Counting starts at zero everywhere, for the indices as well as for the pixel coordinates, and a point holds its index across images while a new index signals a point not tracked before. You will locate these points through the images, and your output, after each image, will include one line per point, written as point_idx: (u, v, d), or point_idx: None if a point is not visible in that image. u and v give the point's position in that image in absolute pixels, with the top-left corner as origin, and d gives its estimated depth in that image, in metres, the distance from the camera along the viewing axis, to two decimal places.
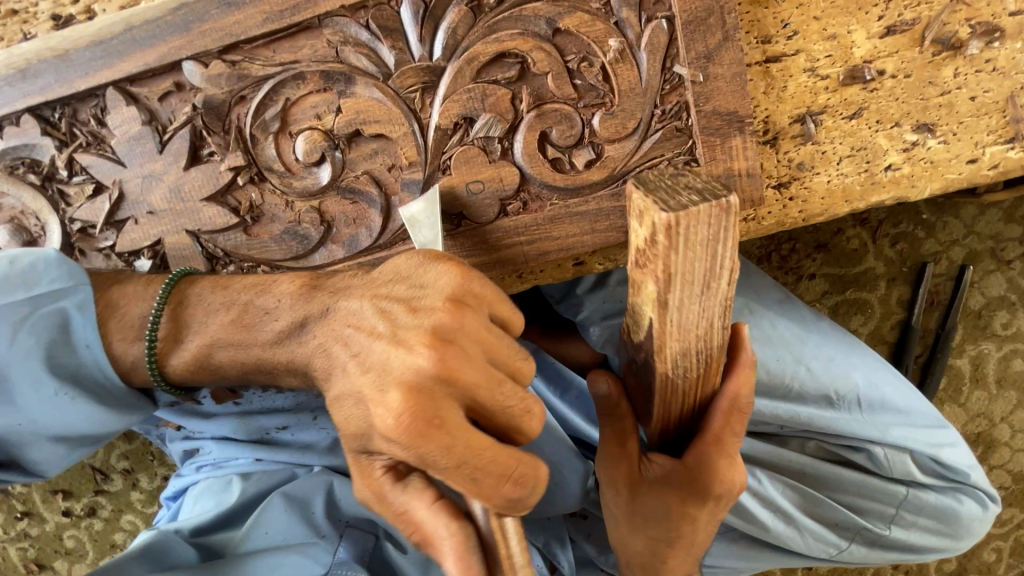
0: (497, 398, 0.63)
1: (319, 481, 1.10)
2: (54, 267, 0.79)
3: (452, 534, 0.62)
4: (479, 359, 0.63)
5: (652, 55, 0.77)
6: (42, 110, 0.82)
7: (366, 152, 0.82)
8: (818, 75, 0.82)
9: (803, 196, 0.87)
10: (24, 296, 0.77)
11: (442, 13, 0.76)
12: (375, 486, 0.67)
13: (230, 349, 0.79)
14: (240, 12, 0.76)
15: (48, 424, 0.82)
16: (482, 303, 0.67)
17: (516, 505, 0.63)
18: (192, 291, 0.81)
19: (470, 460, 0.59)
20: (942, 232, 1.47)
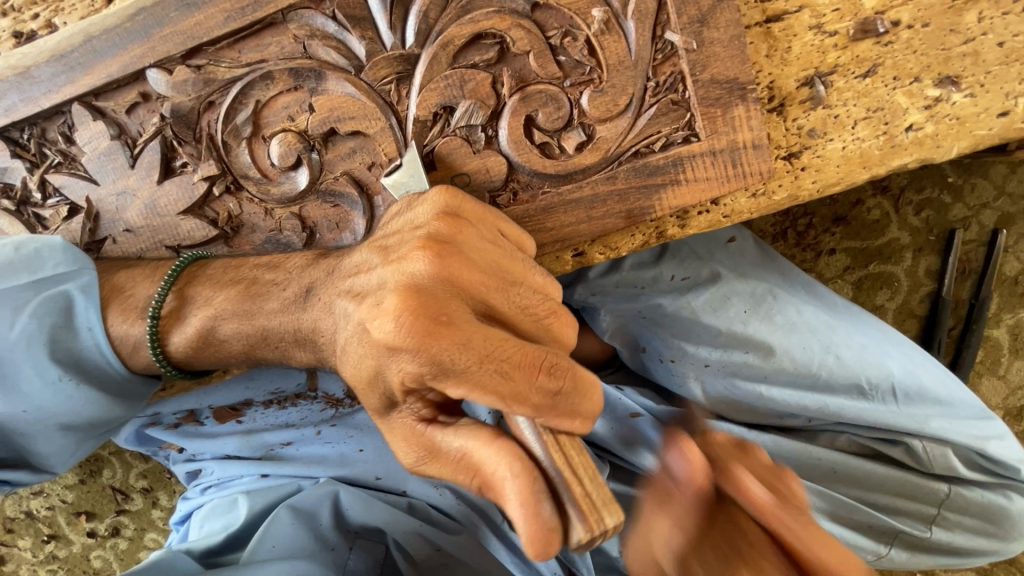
0: (504, 305, 0.61)
1: (325, 491, 1.05)
2: (59, 250, 0.76)
3: (517, 473, 0.57)
4: (481, 264, 0.62)
5: (640, 23, 0.71)
6: (10, 132, 0.79)
7: (343, 151, 0.77)
8: (824, 32, 0.75)
9: (816, 165, 0.80)
10: (27, 279, 0.74)
11: None
12: (439, 449, 0.63)
13: (235, 320, 0.76)
14: (200, 13, 0.72)
15: (52, 411, 0.77)
16: (478, 218, 0.67)
17: (559, 400, 0.58)
18: (200, 275, 0.78)
19: (489, 353, 0.57)
20: (970, 196, 1.38)
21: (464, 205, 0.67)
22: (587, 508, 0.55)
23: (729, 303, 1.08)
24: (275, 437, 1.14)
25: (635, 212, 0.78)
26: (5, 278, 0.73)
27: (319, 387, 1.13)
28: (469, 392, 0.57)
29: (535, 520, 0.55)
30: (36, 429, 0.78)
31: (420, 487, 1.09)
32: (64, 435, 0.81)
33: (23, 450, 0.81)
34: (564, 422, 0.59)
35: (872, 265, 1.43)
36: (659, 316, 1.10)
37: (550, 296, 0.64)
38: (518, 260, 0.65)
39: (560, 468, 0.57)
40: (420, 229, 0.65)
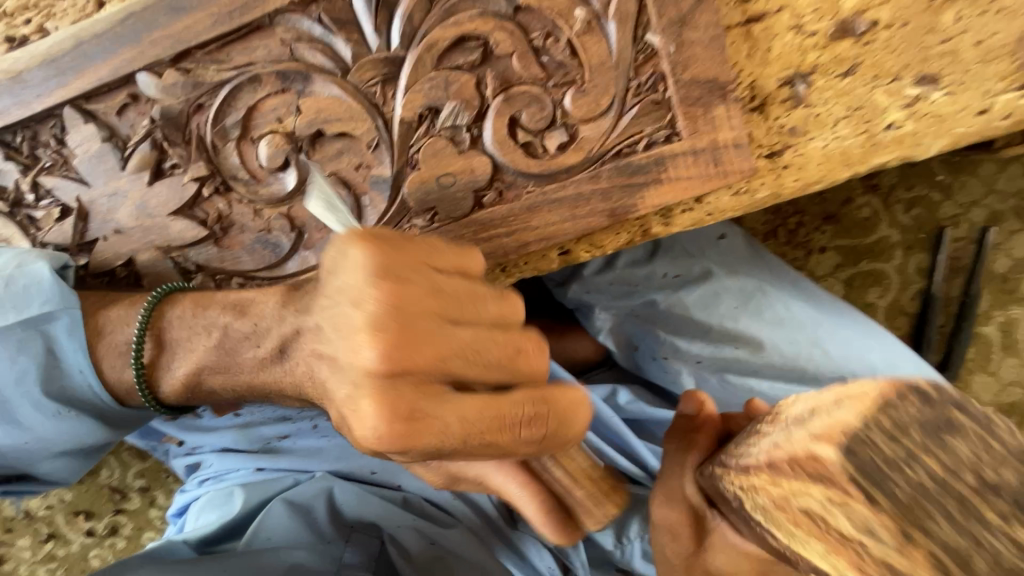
0: (463, 366, 0.57)
1: (321, 487, 1.07)
2: (44, 280, 0.75)
3: (524, 487, 0.72)
4: (426, 331, 0.55)
5: (621, 25, 0.72)
6: (3, 135, 0.80)
7: (331, 152, 0.79)
8: (804, 32, 0.76)
9: (798, 163, 0.82)
10: (15, 318, 0.75)
11: (395, 0, 0.73)
12: (455, 467, 0.75)
13: (219, 375, 0.78)
14: (189, 18, 0.73)
15: (53, 443, 0.81)
16: (411, 265, 0.57)
17: (546, 433, 0.60)
18: (172, 309, 0.78)
19: (471, 431, 0.56)
20: (959, 194, 1.39)
21: (392, 255, 0.56)
22: (573, 522, 0.74)
23: (720, 300, 1.10)
24: (272, 430, 1.15)
25: (618, 211, 0.79)
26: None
27: None
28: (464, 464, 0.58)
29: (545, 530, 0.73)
30: (37, 453, 0.82)
31: (414, 482, 1.11)
32: (64, 461, 0.85)
33: (24, 471, 0.85)
34: (553, 447, 0.63)
35: (862, 263, 1.44)
36: (651, 312, 1.12)
37: (512, 319, 0.63)
38: (462, 295, 0.59)
39: (556, 435, 0.61)
40: (354, 296, 0.55)
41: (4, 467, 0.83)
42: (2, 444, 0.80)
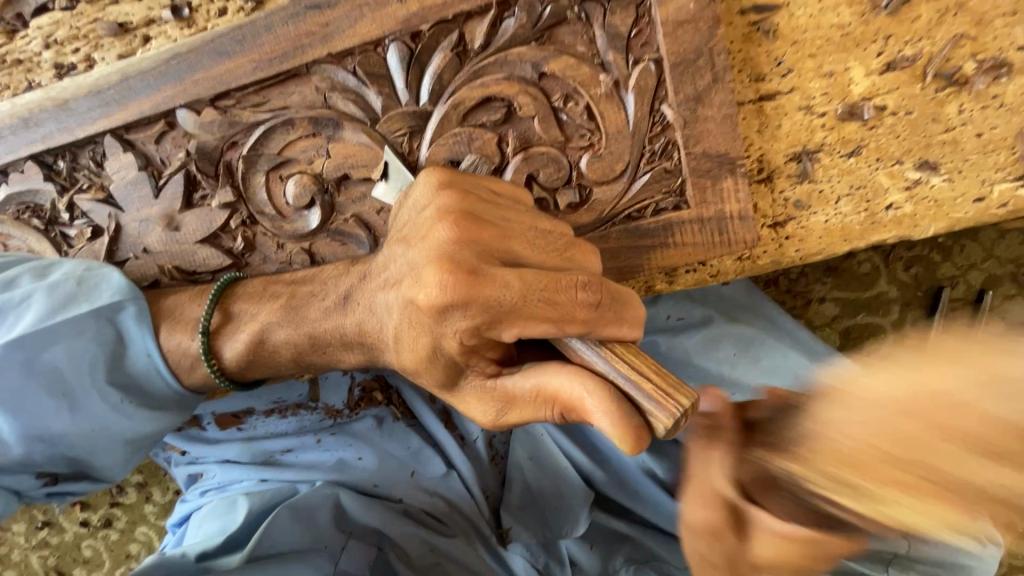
0: (523, 247, 0.64)
1: (326, 493, 1.07)
2: (115, 278, 0.81)
3: (592, 389, 0.59)
4: (494, 222, 0.65)
5: (640, 97, 0.76)
6: (43, 157, 0.84)
7: (355, 195, 0.82)
8: (813, 113, 0.80)
9: (800, 236, 0.84)
10: (87, 307, 0.77)
11: (428, 59, 0.77)
12: (514, 397, 0.65)
13: (286, 327, 0.79)
14: (231, 62, 0.78)
15: (117, 432, 0.81)
16: (475, 185, 0.70)
17: (601, 307, 0.61)
18: (239, 291, 0.83)
19: (530, 285, 0.60)
20: (958, 258, 1.43)
21: (462, 178, 0.70)
22: (662, 396, 0.56)
23: (720, 345, 1.13)
24: (276, 444, 1.17)
25: (625, 268, 0.83)
26: (68, 308, 0.77)
27: (321, 398, 1.18)
28: (523, 330, 0.61)
29: (624, 424, 0.57)
30: (100, 446, 0.81)
31: (415, 494, 1.12)
32: (123, 452, 0.83)
33: (86, 466, 0.83)
34: (615, 330, 0.61)
35: (860, 316, 1.47)
36: (653, 353, 1.15)
37: (568, 235, 0.67)
38: (525, 215, 0.68)
39: (623, 371, 0.59)
40: (425, 207, 0.67)
41: (65, 459, 0.81)
42: (60, 437, 0.78)
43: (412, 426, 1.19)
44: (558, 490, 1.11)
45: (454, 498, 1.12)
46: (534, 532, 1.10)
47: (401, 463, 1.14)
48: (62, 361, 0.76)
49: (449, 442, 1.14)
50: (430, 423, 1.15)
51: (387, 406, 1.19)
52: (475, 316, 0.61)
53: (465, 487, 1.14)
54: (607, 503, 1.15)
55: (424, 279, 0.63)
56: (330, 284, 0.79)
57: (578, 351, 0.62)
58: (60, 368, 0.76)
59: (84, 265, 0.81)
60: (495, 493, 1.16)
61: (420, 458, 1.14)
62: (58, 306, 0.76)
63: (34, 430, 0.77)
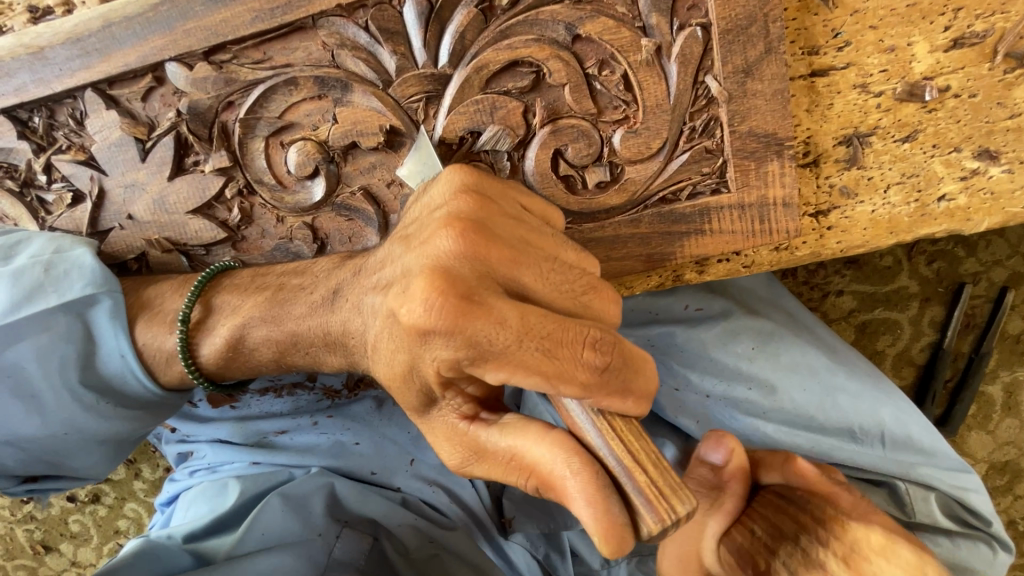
0: (532, 279, 0.55)
1: (319, 482, 1.01)
2: (85, 264, 0.72)
3: (577, 469, 0.51)
4: (506, 240, 0.56)
5: (683, 68, 0.69)
6: (16, 112, 0.76)
7: (363, 166, 0.75)
8: (869, 92, 0.73)
9: (843, 226, 0.78)
10: (55, 301, 0.70)
11: (449, 15, 0.69)
12: (486, 449, 0.59)
13: (266, 325, 0.73)
14: (227, 10, 0.69)
15: (90, 431, 0.76)
16: (498, 193, 0.61)
17: (610, 372, 0.52)
18: (227, 283, 0.77)
19: (530, 327, 0.51)
20: (983, 253, 1.29)
21: (484, 182, 0.61)
22: (654, 497, 0.50)
23: (737, 339, 1.07)
24: (270, 425, 1.10)
25: (655, 256, 0.77)
26: (35, 301, 0.70)
27: (318, 379, 1.08)
28: (511, 376, 0.52)
29: (606, 521, 0.50)
30: (74, 444, 0.77)
31: (414, 483, 1.06)
32: (101, 451, 0.79)
33: (62, 468, 0.80)
34: (616, 402, 0.52)
35: (876, 311, 1.35)
36: (669, 344, 1.10)
37: (587, 270, 0.58)
38: (546, 248, 0.59)
39: (619, 454, 0.51)
40: (438, 209, 0.59)
41: (42, 464, 0.79)
42: (34, 440, 0.75)
43: None
44: None
45: (454, 488, 1.07)
46: (537, 523, 1.04)
47: (401, 450, 1.08)
48: (34, 359, 0.71)
49: None
50: None
51: (387, 390, 1.11)
52: (458, 345, 0.53)
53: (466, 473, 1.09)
54: None
55: (411, 292, 0.54)
56: (319, 278, 0.72)
57: (571, 414, 0.54)
58: (31, 367, 0.71)
59: (53, 245, 0.73)
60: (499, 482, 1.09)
61: (419, 445, 1.09)
62: (25, 296, 0.70)
63: (8, 426, 0.73)
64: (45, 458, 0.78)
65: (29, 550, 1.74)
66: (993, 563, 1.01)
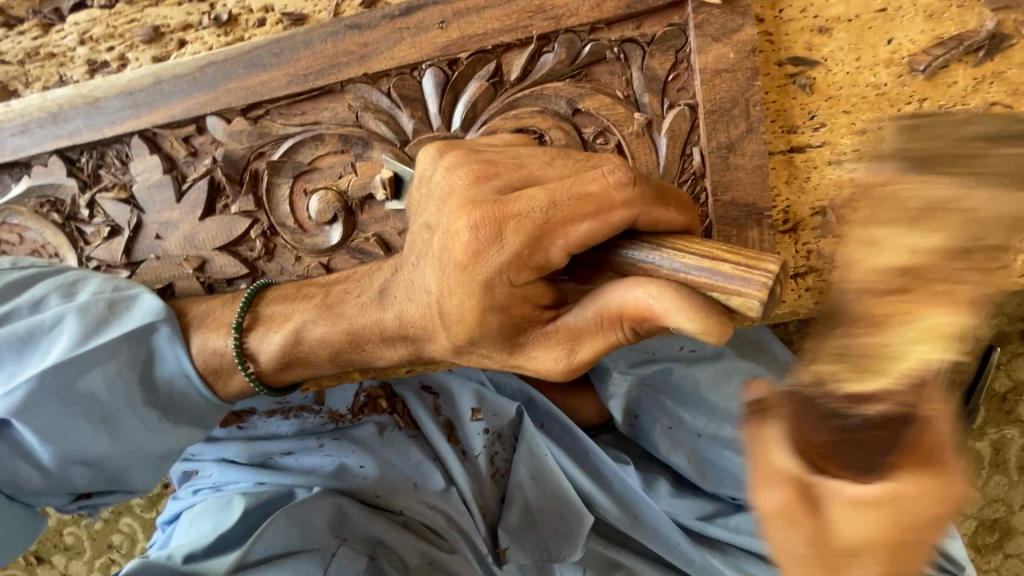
0: (541, 170, 0.58)
1: (327, 502, 1.03)
2: (148, 300, 0.79)
3: (662, 291, 0.51)
4: (506, 161, 0.60)
5: (672, 141, 0.76)
6: (69, 152, 0.84)
7: (378, 215, 0.81)
8: (844, 168, 0.80)
9: (821, 288, 0.83)
10: (119, 330, 0.75)
11: (463, 85, 0.76)
12: (581, 332, 0.57)
13: (324, 323, 0.74)
14: (266, 74, 0.78)
15: (151, 451, 0.78)
16: (491, 145, 0.66)
17: (638, 186, 0.54)
18: (272, 293, 0.80)
19: (556, 190, 0.54)
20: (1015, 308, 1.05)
21: (472, 142, 0.66)
22: (744, 271, 0.48)
23: (730, 381, 1.10)
24: (276, 446, 1.13)
25: None
26: (100, 332, 0.74)
27: (326, 401, 1.15)
28: (570, 238, 0.54)
29: (707, 315, 0.49)
30: (135, 466, 0.77)
31: (416, 505, 1.06)
32: (161, 469, 0.80)
33: (119, 483, 0.80)
34: (661, 210, 0.54)
35: None
36: (665, 382, 1.12)
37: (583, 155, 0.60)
38: (535, 151, 0.62)
39: (692, 265, 0.51)
40: (436, 176, 0.63)
41: (104, 482, 0.79)
42: (102, 461, 0.76)
43: (413, 437, 1.13)
44: (556, 516, 1.08)
45: (454, 517, 1.07)
46: (529, 553, 1.08)
47: (404, 475, 1.09)
48: (99, 386, 0.73)
49: (450, 456, 1.10)
50: (433, 435, 1.11)
51: (389, 414, 1.15)
52: (514, 242, 0.54)
53: (463, 503, 1.09)
54: (605, 529, 1.12)
55: (451, 229, 0.58)
56: (364, 281, 0.74)
57: (635, 259, 0.54)
58: (97, 394, 0.73)
59: (114, 284, 0.80)
60: (493, 511, 1.12)
61: (421, 470, 1.10)
62: (92, 329, 0.74)
63: (73, 454, 0.74)
64: (103, 477, 0.78)
65: (21, 561, 1.76)
66: None
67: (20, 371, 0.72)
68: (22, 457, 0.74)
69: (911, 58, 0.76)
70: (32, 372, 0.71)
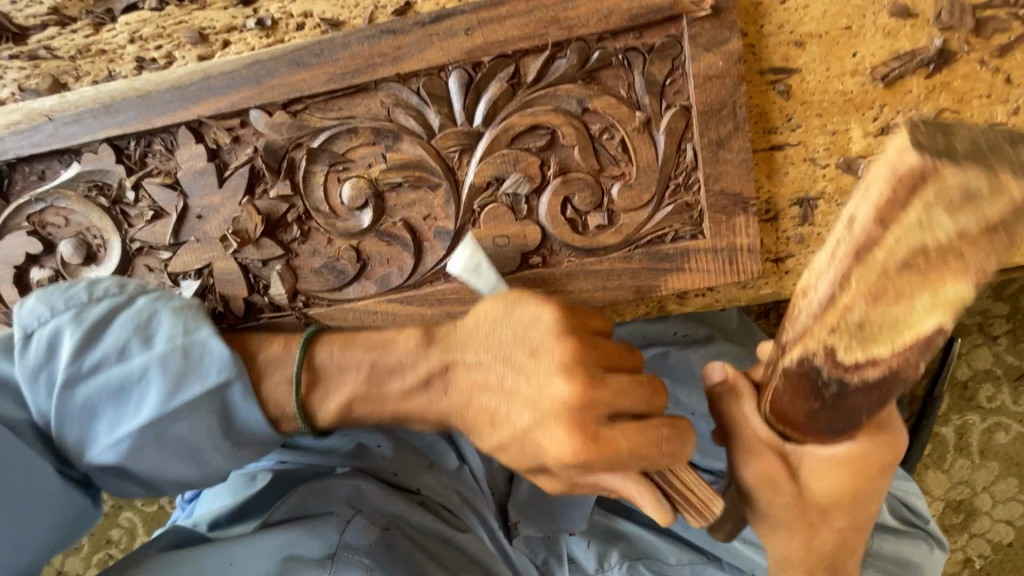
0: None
1: (349, 483, 1.06)
2: (217, 351, 0.81)
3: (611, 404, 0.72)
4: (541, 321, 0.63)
5: (669, 138, 0.86)
6: (118, 141, 0.91)
7: (405, 201, 0.90)
8: (817, 164, 0.91)
9: (798, 271, 0.95)
10: (199, 387, 0.80)
11: (484, 86, 0.86)
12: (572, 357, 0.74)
13: (370, 332, 0.85)
14: (307, 72, 0.86)
15: (228, 472, 0.85)
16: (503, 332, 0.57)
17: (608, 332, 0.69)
18: (298, 285, 0.87)
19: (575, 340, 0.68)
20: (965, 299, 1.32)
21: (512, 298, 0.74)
22: (646, 374, 0.73)
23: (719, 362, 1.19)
24: None
25: (644, 287, 0.92)
26: (182, 390, 0.79)
27: None
28: (579, 345, 0.67)
29: (639, 401, 0.72)
30: (218, 484, 0.86)
31: (432, 484, 1.13)
32: (238, 490, 0.88)
33: (205, 498, 0.88)
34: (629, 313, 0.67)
35: None
36: (662, 363, 1.21)
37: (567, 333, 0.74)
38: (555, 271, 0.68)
39: (622, 402, 0.73)
40: None
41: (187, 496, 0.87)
42: (191, 483, 0.84)
43: None
44: (562, 489, 1.17)
45: (466, 493, 1.15)
46: (537, 526, 1.15)
47: (419, 453, 1.16)
48: (185, 432, 0.80)
49: (461, 435, 1.18)
50: (447, 416, 1.18)
51: None
52: None
53: (475, 480, 1.17)
54: (609, 503, 1.22)
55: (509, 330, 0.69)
56: None
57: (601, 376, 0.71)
58: (182, 436, 0.80)
59: (180, 328, 0.81)
60: (503, 490, 1.20)
61: (435, 450, 1.18)
62: (174, 386, 0.79)
63: (164, 476, 0.82)
64: (187, 494, 0.86)
65: None
66: (931, 558, 1.14)
67: (122, 420, 0.80)
68: (125, 483, 0.83)
69: (873, 69, 0.87)
70: (132, 426, 0.79)
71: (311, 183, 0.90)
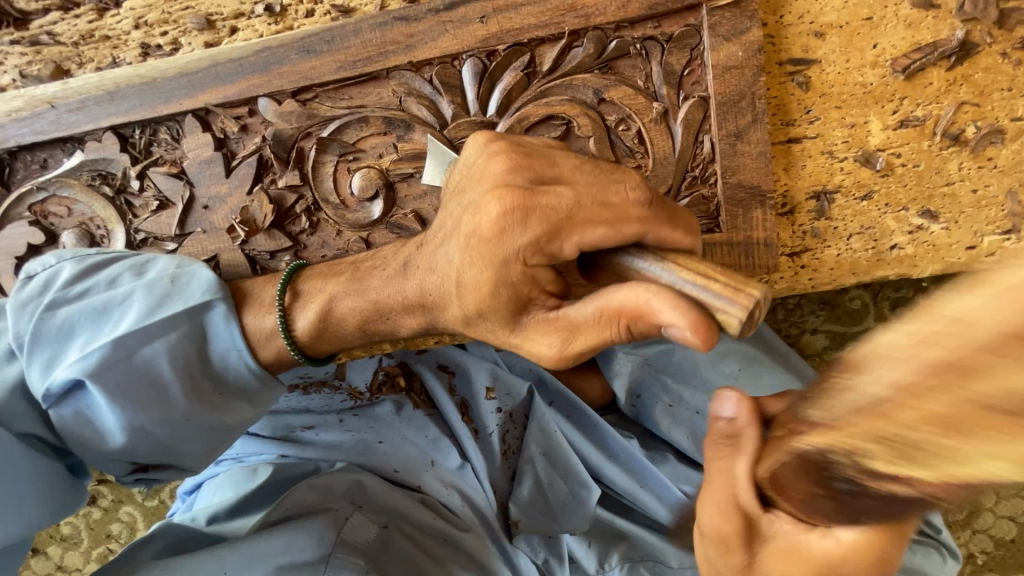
0: (567, 170, 0.63)
1: (349, 479, 1.05)
2: (204, 275, 0.82)
3: (656, 291, 0.56)
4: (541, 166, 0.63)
5: (686, 129, 0.85)
6: (122, 129, 0.89)
7: (416, 192, 0.88)
8: (835, 157, 0.90)
9: (814, 266, 0.93)
10: (181, 305, 0.79)
11: (499, 75, 0.84)
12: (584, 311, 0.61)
13: (351, 297, 0.80)
14: (317, 60, 0.84)
15: (201, 423, 0.82)
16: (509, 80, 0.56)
17: (652, 207, 0.60)
18: (306, 272, 0.86)
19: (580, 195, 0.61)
20: None
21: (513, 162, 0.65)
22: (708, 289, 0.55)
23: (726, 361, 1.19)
24: (299, 420, 1.18)
25: None
26: (163, 306, 0.79)
27: (347, 377, 1.19)
28: (584, 237, 0.60)
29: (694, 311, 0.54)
30: (187, 437, 0.82)
31: (434, 484, 1.11)
32: (208, 442, 0.84)
33: (175, 458, 0.84)
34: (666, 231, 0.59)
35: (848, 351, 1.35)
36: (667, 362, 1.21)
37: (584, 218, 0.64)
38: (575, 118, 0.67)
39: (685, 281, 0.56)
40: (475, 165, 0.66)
41: (157, 455, 0.83)
42: (157, 431, 0.80)
43: (431, 415, 1.19)
44: (567, 489, 1.15)
45: (467, 491, 1.13)
46: (539, 525, 1.13)
47: (422, 451, 1.14)
48: (160, 355, 0.78)
49: (466, 433, 1.16)
50: (451, 413, 1.17)
51: (407, 394, 1.20)
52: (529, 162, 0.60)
53: (476, 478, 1.16)
54: (611, 503, 1.22)
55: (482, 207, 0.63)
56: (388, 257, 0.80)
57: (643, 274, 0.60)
58: (156, 365, 0.78)
59: (177, 261, 0.84)
60: (505, 488, 1.18)
61: (437, 448, 1.15)
62: (156, 303, 0.79)
63: (133, 421, 0.78)
64: (159, 454, 0.83)
65: None
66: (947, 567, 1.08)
67: (96, 337, 0.78)
68: (86, 422, 0.80)
69: (893, 60, 0.86)
70: (105, 339, 0.77)
71: (321, 174, 0.88)
